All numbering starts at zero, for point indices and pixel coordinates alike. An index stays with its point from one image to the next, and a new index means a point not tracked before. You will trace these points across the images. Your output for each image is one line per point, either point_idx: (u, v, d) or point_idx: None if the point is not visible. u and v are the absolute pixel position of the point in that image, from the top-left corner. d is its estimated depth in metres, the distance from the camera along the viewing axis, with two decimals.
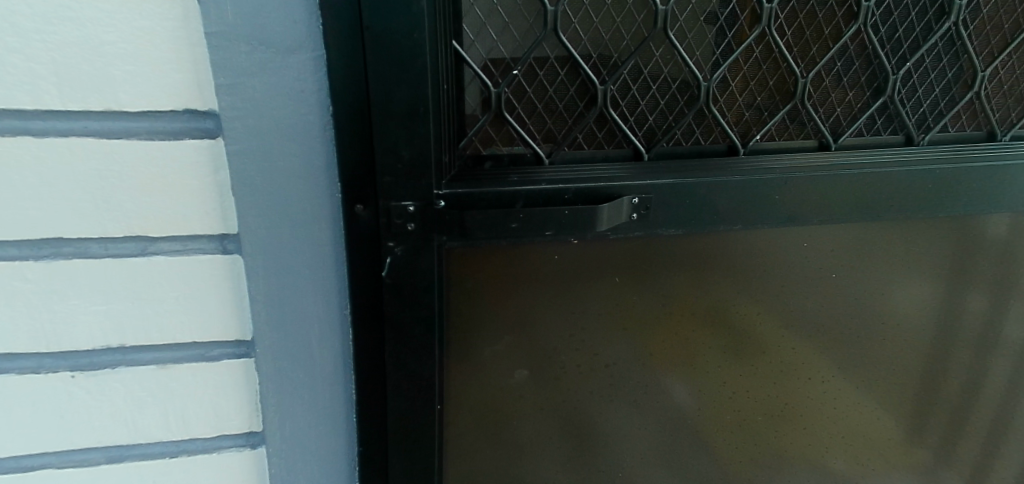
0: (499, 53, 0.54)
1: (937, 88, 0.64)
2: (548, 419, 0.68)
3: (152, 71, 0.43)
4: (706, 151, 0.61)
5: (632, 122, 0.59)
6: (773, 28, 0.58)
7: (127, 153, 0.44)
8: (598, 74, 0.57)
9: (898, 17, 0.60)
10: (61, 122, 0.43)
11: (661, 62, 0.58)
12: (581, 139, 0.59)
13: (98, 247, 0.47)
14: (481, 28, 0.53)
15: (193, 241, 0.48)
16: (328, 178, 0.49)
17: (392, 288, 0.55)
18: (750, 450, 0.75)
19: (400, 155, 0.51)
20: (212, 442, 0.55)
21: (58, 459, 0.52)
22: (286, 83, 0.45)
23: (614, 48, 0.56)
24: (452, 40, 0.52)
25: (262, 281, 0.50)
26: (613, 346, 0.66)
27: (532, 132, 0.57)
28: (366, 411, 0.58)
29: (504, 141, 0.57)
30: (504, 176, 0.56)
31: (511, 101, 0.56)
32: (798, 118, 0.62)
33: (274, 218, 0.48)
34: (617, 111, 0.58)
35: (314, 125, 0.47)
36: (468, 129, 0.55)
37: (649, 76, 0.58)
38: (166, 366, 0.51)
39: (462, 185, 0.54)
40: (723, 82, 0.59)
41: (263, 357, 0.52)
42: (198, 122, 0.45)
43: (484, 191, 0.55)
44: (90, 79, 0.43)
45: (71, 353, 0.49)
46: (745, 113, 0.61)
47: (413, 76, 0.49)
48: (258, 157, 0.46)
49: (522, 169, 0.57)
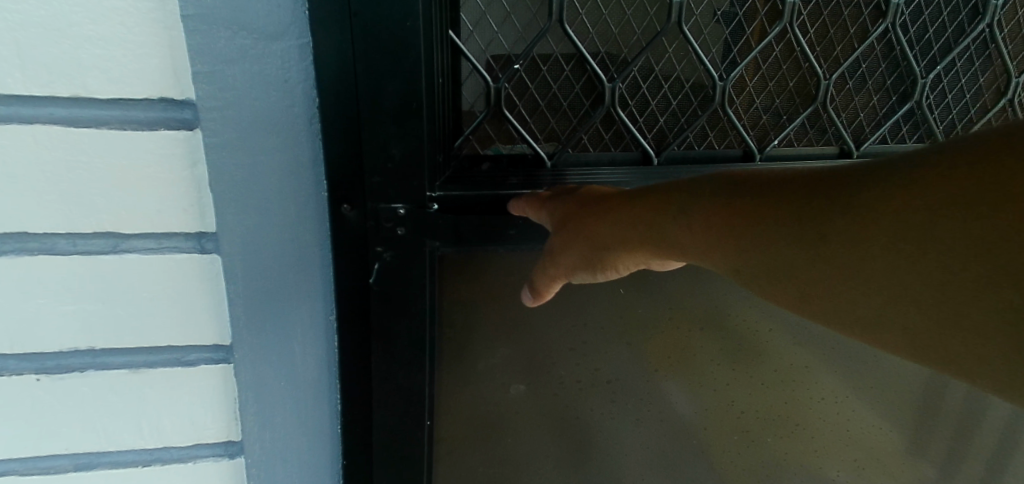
0: (498, 46, 0.51)
1: (967, 94, 0.59)
2: (546, 435, 0.65)
3: (125, 56, 0.40)
4: (719, 156, 0.58)
5: (642, 123, 0.56)
6: (796, 25, 0.54)
7: (97, 143, 0.42)
8: (606, 71, 0.53)
9: (928, 17, 0.56)
10: (27, 108, 0.40)
11: (674, 60, 0.54)
12: (586, 140, 0.56)
13: (66, 244, 0.44)
14: (480, 17, 0.50)
15: (168, 238, 0.45)
16: (315, 174, 0.48)
17: (380, 295, 0.53)
18: (759, 470, 0.71)
19: (390, 153, 0.49)
20: (187, 451, 0.52)
21: (23, 466, 0.49)
22: (269, 73, 0.42)
23: (623, 44, 0.53)
24: (447, 29, 0.49)
25: (241, 283, 0.46)
26: (612, 359, 0.63)
27: (534, 131, 0.55)
28: (352, 416, 0.57)
29: (504, 141, 0.55)
30: (502, 178, 0.55)
31: (512, 98, 0.53)
32: (819, 123, 0.59)
33: (254, 216, 0.45)
34: (627, 113, 0.55)
35: (300, 118, 0.45)
36: (465, 127, 0.53)
37: (660, 74, 0.55)
38: (139, 370, 0.48)
39: (456, 187, 0.54)
40: (740, 83, 0.56)
41: (241, 364, 0.49)
42: (175, 111, 0.42)
43: (480, 193, 0.55)
44: (57, 62, 0.40)
45: (37, 356, 0.46)
46: (762, 116, 0.58)
47: (404, 70, 0.47)
48: (238, 152, 0.43)
49: (523, 172, 0.56)
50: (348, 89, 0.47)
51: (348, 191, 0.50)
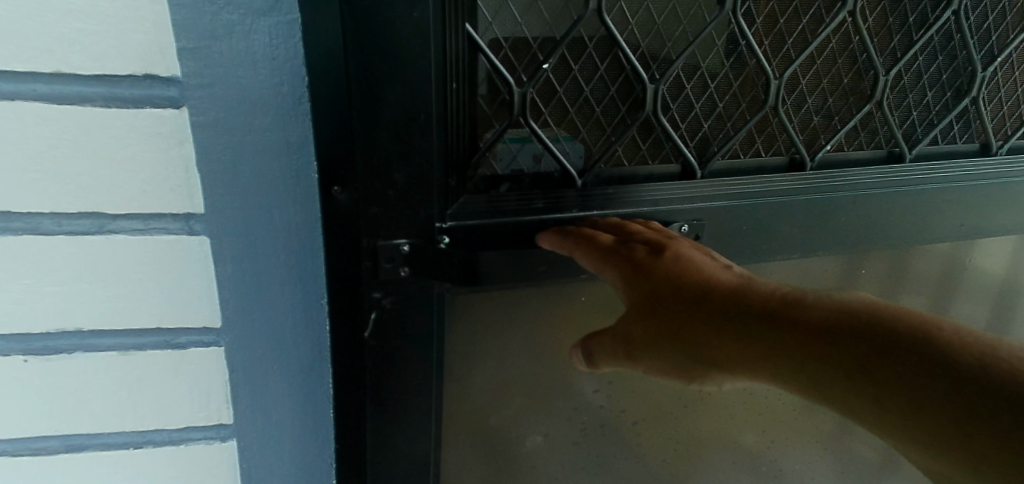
0: (522, 39, 0.49)
1: (1017, 87, 0.62)
2: (467, 443, 0.63)
3: (108, 30, 0.39)
4: (766, 166, 0.58)
5: (683, 130, 0.55)
6: (857, 11, 0.54)
7: (81, 121, 0.41)
8: (646, 70, 0.52)
9: (988, 6, 0.57)
10: (9, 85, 0.39)
11: (717, 51, 0.53)
12: (620, 153, 0.54)
13: (52, 224, 0.43)
14: (501, 8, 0.47)
15: (156, 219, 0.44)
16: (304, 155, 0.45)
17: (376, 335, 0.52)
18: (678, 458, 0.72)
19: (394, 178, 0.48)
20: (179, 434, 0.52)
21: (13, 446, 0.49)
22: (256, 49, 0.41)
23: (667, 39, 0.51)
24: (466, 21, 0.46)
25: (230, 264, 0.46)
26: (521, 358, 0.61)
27: (559, 143, 0.53)
28: (341, 416, 0.53)
29: (528, 156, 0.53)
30: (528, 201, 0.53)
31: (537, 103, 0.51)
32: (870, 125, 0.59)
33: (243, 197, 0.45)
34: (665, 112, 0.54)
35: (288, 96, 0.43)
36: (482, 142, 0.51)
37: (706, 72, 0.54)
38: (128, 352, 0.48)
39: (473, 217, 0.52)
40: (793, 82, 0.56)
41: (231, 346, 0.49)
42: (160, 89, 0.41)
43: (498, 223, 0.53)
44: (38, 37, 0.39)
45: (24, 336, 0.46)
46: (812, 119, 0.58)
47: (415, 74, 0.45)
48: (225, 130, 0.43)
49: (548, 192, 0.54)
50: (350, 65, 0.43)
51: (342, 178, 0.45)
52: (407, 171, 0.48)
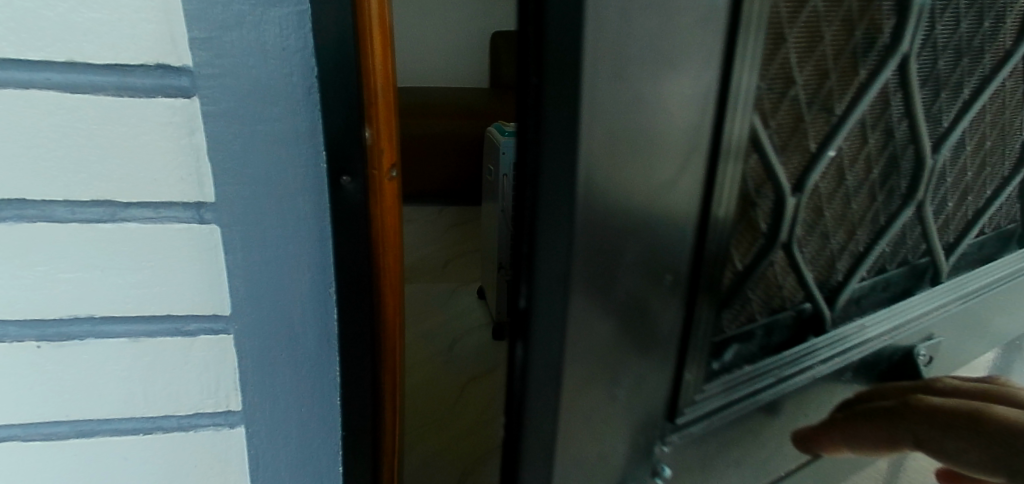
0: (780, 150, 0.36)
1: None
2: None
3: (121, 21, 0.39)
4: (916, 262, 0.51)
5: (867, 225, 0.46)
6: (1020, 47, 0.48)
7: (94, 110, 0.41)
8: (863, 161, 0.43)
9: None
10: (22, 72, 0.40)
11: (866, 132, 0.41)
12: (818, 269, 0.45)
13: (64, 212, 0.44)
14: (768, 108, 0.34)
15: (167, 208, 0.45)
16: (315, 144, 0.45)
17: None
18: None
19: (629, 374, 0.34)
20: (188, 420, 0.52)
21: (25, 431, 0.50)
22: (266, 40, 0.42)
23: (890, 122, 0.42)
24: (748, 134, 0.33)
25: (241, 252, 0.47)
26: None
27: (775, 272, 0.42)
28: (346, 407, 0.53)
29: (749, 301, 0.41)
30: (749, 364, 0.41)
31: (775, 230, 0.39)
32: (989, 177, 0.55)
33: (253, 187, 0.45)
34: (799, 229, 0.41)
35: (298, 87, 0.43)
36: (724, 298, 0.38)
37: (903, 152, 0.45)
38: (138, 339, 0.48)
39: (705, 411, 0.39)
40: (954, 146, 0.48)
41: (241, 334, 0.50)
42: (171, 78, 0.41)
43: (725, 411, 0.40)
44: (52, 27, 0.39)
45: (37, 323, 0.47)
46: (963, 178, 0.52)
47: (678, 225, 0.32)
48: (236, 119, 0.43)
49: (759, 343, 0.42)
50: (371, 51, 0.42)
51: (528, 277, 0.30)
52: (607, 350, 0.32)
